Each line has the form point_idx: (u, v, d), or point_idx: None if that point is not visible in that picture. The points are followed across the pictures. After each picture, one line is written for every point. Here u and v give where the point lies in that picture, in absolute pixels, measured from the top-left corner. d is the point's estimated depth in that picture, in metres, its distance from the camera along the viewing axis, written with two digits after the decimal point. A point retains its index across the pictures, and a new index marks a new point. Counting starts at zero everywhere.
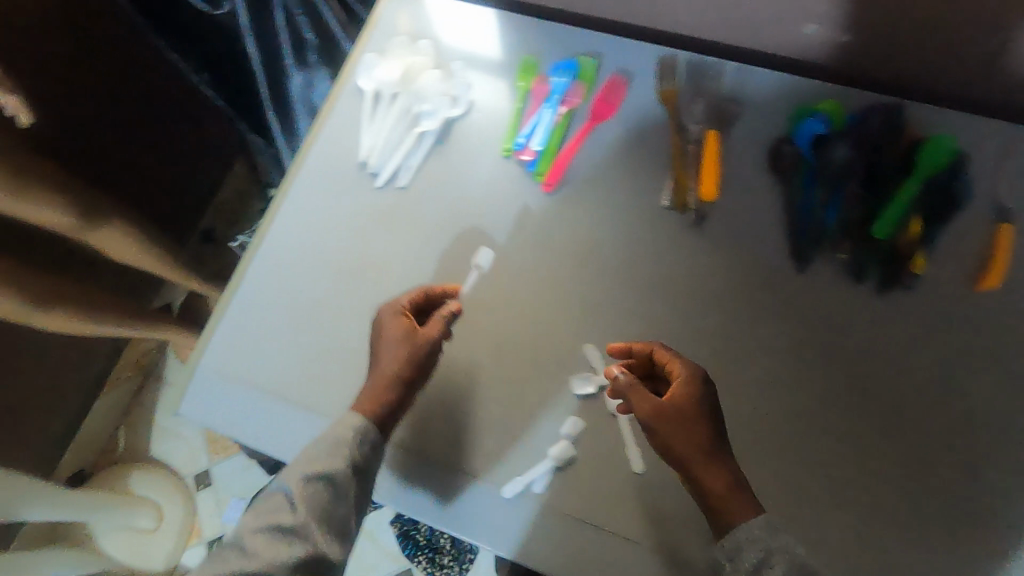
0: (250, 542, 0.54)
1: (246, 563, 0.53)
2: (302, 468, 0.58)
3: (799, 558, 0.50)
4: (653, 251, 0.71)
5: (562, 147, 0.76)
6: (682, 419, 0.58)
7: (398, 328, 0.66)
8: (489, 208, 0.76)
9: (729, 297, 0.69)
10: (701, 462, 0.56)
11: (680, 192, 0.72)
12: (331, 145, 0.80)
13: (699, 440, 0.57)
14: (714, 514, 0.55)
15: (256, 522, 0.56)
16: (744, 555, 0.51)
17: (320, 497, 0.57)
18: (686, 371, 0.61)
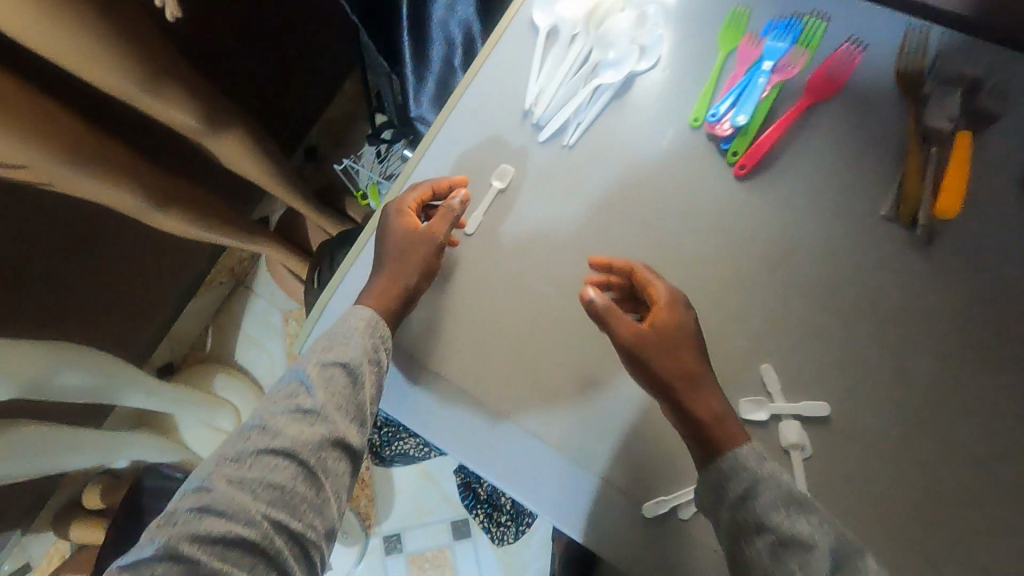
0: (272, 421, 0.53)
1: (269, 441, 0.52)
2: (319, 352, 0.57)
3: (788, 486, 0.50)
4: (862, 269, 0.60)
5: (765, 126, 0.64)
6: (666, 342, 0.57)
7: (402, 227, 0.63)
8: (667, 184, 0.66)
9: (948, 339, 0.57)
10: (687, 389, 0.56)
11: (909, 203, 0.59)
12: (493, 85, 0.71)
13: (679, 364, 0.56)
14: (701, 442, 0.55)
15: (276, 403, 0.55)
16: (752, 498, 0.50)
17: (336, 380, 0.56)
18: (667, 294, 0.58)
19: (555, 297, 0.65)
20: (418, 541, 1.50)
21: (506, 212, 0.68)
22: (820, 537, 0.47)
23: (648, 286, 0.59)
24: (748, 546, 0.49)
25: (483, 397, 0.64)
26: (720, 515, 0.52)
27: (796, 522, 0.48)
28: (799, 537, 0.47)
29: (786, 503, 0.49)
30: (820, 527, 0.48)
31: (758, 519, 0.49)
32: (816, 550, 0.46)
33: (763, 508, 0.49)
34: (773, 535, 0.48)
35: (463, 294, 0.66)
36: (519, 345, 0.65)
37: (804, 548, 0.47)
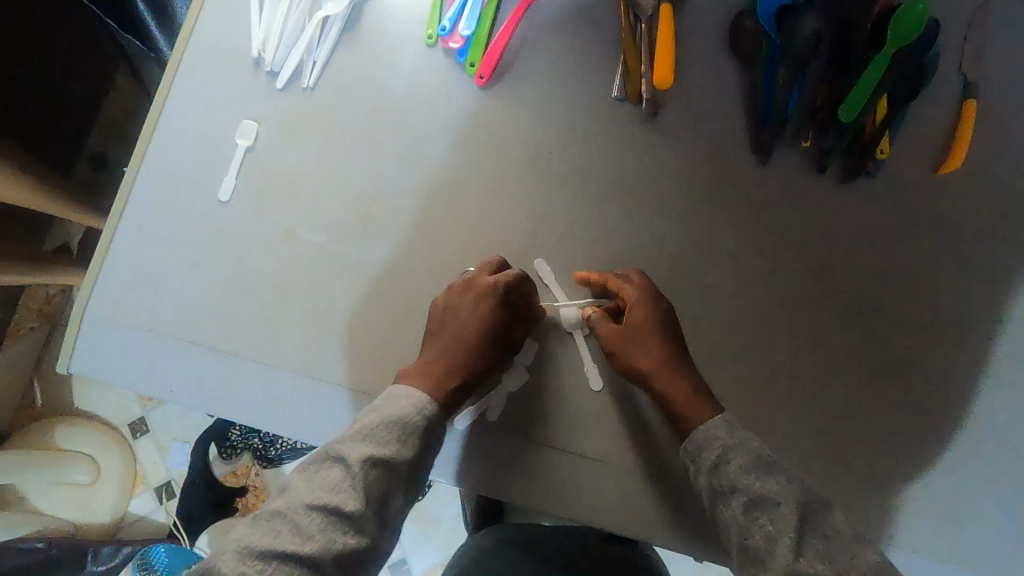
0: (302, 519, 0.46)
1: (299, 547, 0.45)
2: (361, 441, 0.50)
3: (760, 451, 0.51)
4: (609, 153, 0.64)
5: (494, 31, 0.65)
6: (638, 334, 0.58)
7: (464, 312, 0.59)
8: (418, 108, 0.65)
9: (689, 198, 0.64)
10: (662, 372, 0.57)
11: (631, 82, 0.63)
12: (217, 39, 0.66)
13: (660, 348, 0.58)
14: (675, 418, 0.56)
15: (310, 496, 0.47)
16: (703, 455, 0.52)
17: (378, 483, 0.48)
18: (637, 291, 0.59)
19: (331, 245, 0.63)
20: None
21: (259, 169, 0.64)
22: (787, 495, 0.48)
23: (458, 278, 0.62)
24: (722, 506, 0.50)
25: (280, 364, 0.62)
26: (698, 480, 0.53)
27: (765, 482, 0.49)
28: (766, 495, 0.48)
29: (756, 466, 0.50)
30: (787, 486, 0.48)
31: (731, 483, 0.50)
32: (783, 507, 0.47)
33: (733, 473, 0.50)
34: (744, 495, 0.49)
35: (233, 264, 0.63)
36: (304, 303, 0.63)
37: (773, 505, 0.47)
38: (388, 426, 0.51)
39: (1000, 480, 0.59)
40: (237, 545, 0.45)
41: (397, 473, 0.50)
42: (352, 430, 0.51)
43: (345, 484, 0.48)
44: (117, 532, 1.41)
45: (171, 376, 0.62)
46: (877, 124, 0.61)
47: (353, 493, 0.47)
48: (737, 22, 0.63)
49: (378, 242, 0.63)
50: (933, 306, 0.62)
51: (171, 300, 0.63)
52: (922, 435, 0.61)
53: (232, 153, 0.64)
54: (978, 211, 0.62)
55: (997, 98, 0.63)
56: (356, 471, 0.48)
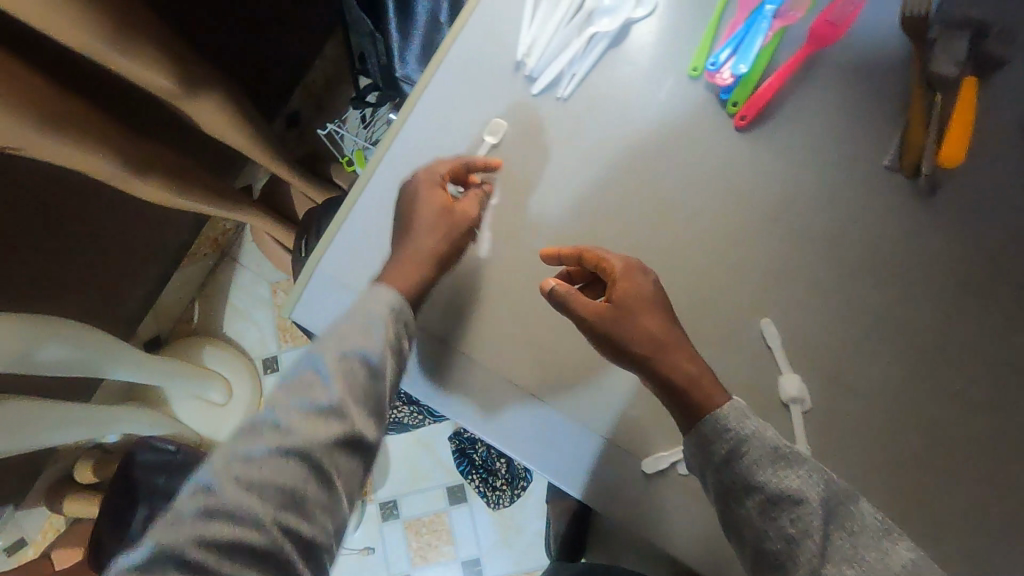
0: (248, 469, 0.43)
1: (273, 474, 0.43)
2: (337, 345, 0.49)
3: (773, 442, 0.49)
4: (861, 223, 0.60)
5: (766, 75, 0.62)
6: (633, 313, 0.54)
7: (585, 310, 0.54)
8: (665, 138, 0.64)
9: (943, 292, 0.58)
10: (658, 356, 0.53)
11: (911, 155, 0.58)
12: (485, 35, 0.68)
13: (636, 331, 0.53)
14: (685, 411, 0.52)
15: (270, 443, 0.44)
16: (718, 444, 0.50)
17: (357, 376, 0.48)
18: (615, 263, 0.56)
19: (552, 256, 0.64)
20: (414, 506, 1.51)
21: (497, 168, 0.66)
22: (810, 490, 0.47)
23: (600, 261, 0.57)
24: (738, 507, 0.48)
25: (480, 360, 0.63)
26: (708, 473, 0.50)
27: (786, 478, 0.47)
28: (789, 493, 0.47)
29: (774, 461, 0.48)
30: (811, 481, 0.47)
31: (748, 480, 0.48)
32: (805, 507, 0.46)
33: (751, 467, 0.48)
34: (763, 495, 0.47)
35: (456, 254, 0.65)
36: (515, 307, 0.64)
37: (795, 504, 0.46)
38: (355, 324, 0.50)
39: None
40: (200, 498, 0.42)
41: (376, 367, 0.50)
42: (296, 368, 0.48)
43: (318, 383, 0.47)
44: None
45: None
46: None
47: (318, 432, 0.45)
48: None
49: None
50: None
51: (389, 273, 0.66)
52: None
53: (478, 147, 0.66)
54: None
55: None
56: (330, 410, 0.46)
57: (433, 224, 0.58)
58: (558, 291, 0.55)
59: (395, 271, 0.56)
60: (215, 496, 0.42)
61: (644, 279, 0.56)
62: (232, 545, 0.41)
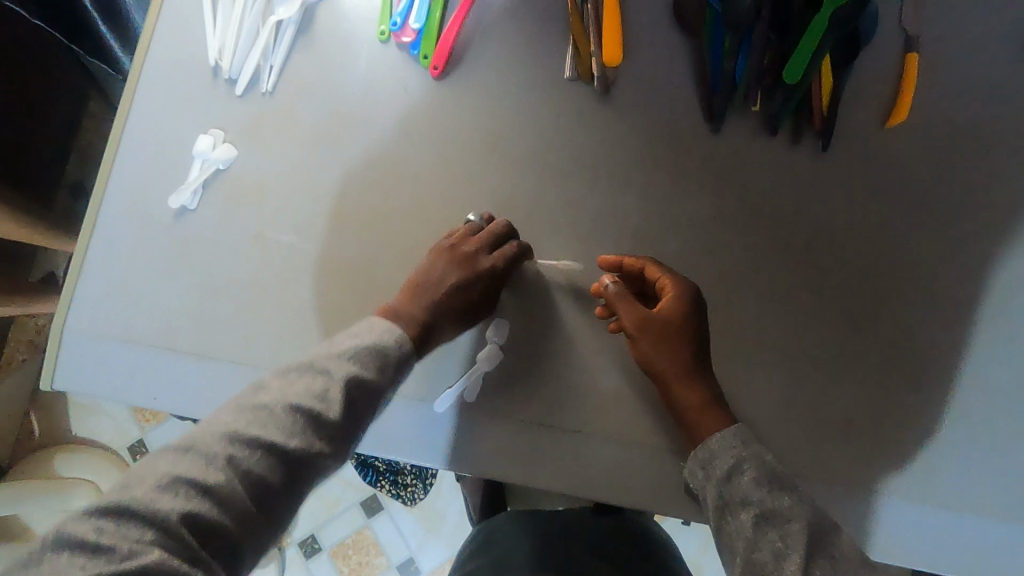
0: (275, 420, 0.44)
1: (268, 445, 0.43)
2: (370, 342, 0.51)
3: (772, 464, 0.53)
4: (565, 133, 0.66)
5: (445, 22, 0.66)
6: (665, 336, 0.59)
7: (631, 318, 0.60)
8: (376, 105, 0.66)
9: (647, 172, 0.65)
10: (680, 379, 0.59)
11: (581, 62, 0.65)
12: (177, 53, 0.67)
13: (682, 355, 0.59)
14: (688, 427, 0.59)
15: (292, 397, 0.45)
16: (716, 462, 0.54)
17: (356, 403, 0.47)
18: (678, 286, 0.60)
19: (303, 245, 0.64)
20: (334, 533, 1.49)
21: (226, 176, 0.65)
22: (798, 512, 0.49)
23: (659, 281, 0.61)
24: (731, 517, 0.51)
25: (258, 363, 0.63)
26: (709, 489, 0.54)
27: (778, 496, 0.50)
28: (777, 510, 0.49)
29: (771, 481, 0.51)
30: (800, 504, 0.50)
31: (743, 494, 0.51)
32: (792, 523, 0.48)
33: (745, 486, 0.52)
34: (754, 509, 0.50)
35: (207, 269, 0.64)
36: (282, 303, 0.64)
37: (782, 521, 0.49)
38: (365, 341, 0.51)
39: (958, 423, 0.62)
40: (218, 432, 0.43)
41: (372, 391, 0.49)
42: (333, 348, 0.50)
43: (321, 395, 0.46)
44: None
45: (155, 382, 0.63)
46: (826, 111, 0.64)
47: (329, 403, 0.46)
48: None
49: (347, 236, 0.65)
50: (885, 256, 0.64)
51: (139, 312, 0.63)
52: (895, 384, 0.63)
53: (198, 162, 0.65)
54: (918, 162, 0.65)
55: (932, 55, 0.65)
56: (340, 381, 0.47)
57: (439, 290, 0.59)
58: (615, 290, 0.61)
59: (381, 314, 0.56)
60: (234, 430, 0.43)
61: (696, 309, 0.60)
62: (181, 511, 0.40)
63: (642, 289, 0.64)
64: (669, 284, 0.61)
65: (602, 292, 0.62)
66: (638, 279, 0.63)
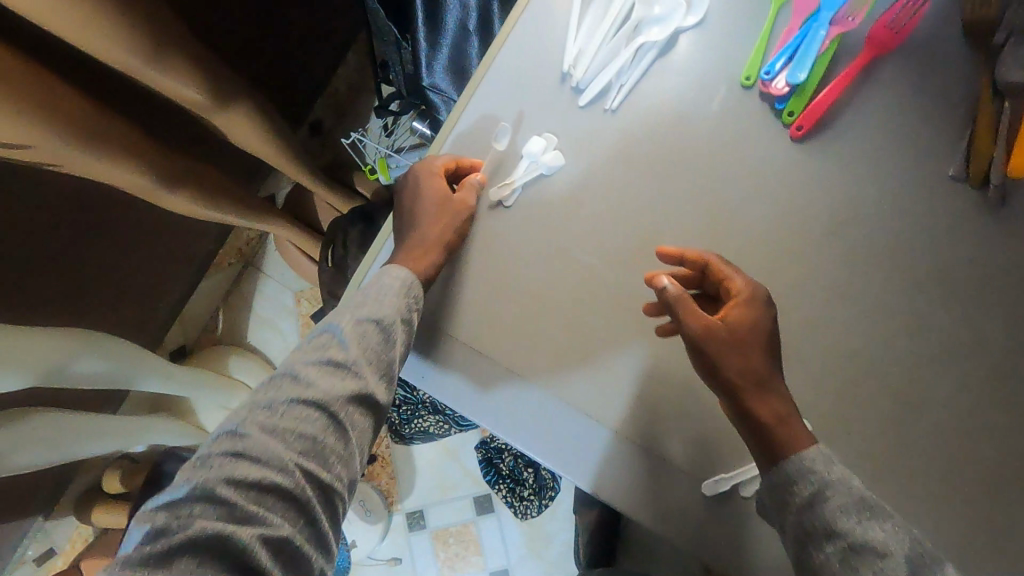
0: (303, 370, 0.50)
1: (302, 391, 0.49)
2: (352, 311, 0.54)
3: (860, 491, 0.48)
4: (924, 235, 0.58)
5: (823, 83, 0.60)
6: (737, 342, 0.54)
7: (698, 326, 0.54)
8: (718, 152, 0.62)
9: (1005, 306, 0.57)
10: (752, 391, 0.53)
11: (979, 163, 0.56)
12: (532, 48, 0.67)
13: (753, 367, 0.54)
14: (763, 447, 0.52)
15: (311, 355, 0.51)
16: (797, 490, 0.50)
17: (371, 336, 0.53)
18: (747, 288, 0.55)
19: (602, 271, 0.62)
20: (441, 517, 1.49)
21: (546, 182, 0.64)
22: (896, 543, 0.45)
23: (725, 279, 0.56)
24: (816, 552, 0.47)
25: (526, 374, 0.62)
26: (785, 519, 0.50)
27: (870, 529, 0.46)
28: (872, 544, 0.45)
29: (858, 509, 0.47)
30: (894, 533, 0.46)
31: (828, 524, 0.47)
32: (889, 559, 0.45)
33: (832, 512, 0.47)
34: (843, 541, 0.46)
35: (503, 268, 0.63)
36: (566, 324, 0.62)
37: (877, 556, 0.45)
38: (377, 295, 0.56)
39: None
40: (250, 421, 0.47)
41: (391, 332, 0.54)
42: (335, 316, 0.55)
43: (335, 341, 0.52)
44: None
45: (423, 361, 0.63)
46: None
47: (347, 343, 0.52)
48: None
49: (650, 277, 0.62)
50: None
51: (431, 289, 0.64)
52: None
53: (526, 163, 0.64)
54: None
55: None
56: (354, 336, 0.52)
57: (439, 219, 0.62)
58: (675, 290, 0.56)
59: (405, 257, 0.60)
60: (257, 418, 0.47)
61: (760, 314, 0.55)
62: (253, 485, 0.44)
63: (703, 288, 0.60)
64: (733, 286, 0.56)
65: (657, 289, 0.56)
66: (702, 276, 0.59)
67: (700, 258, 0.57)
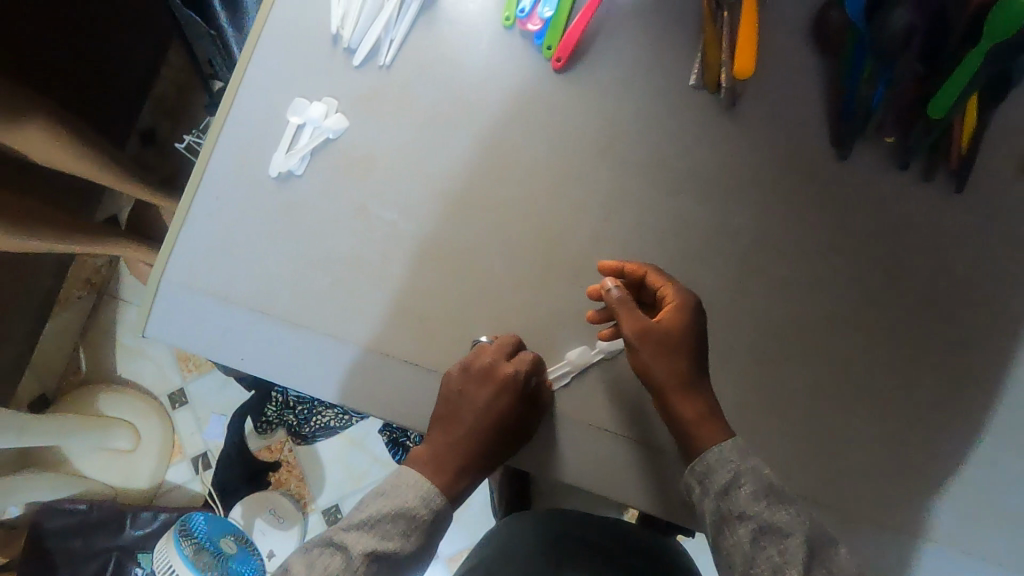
0: (341, 540, 0.53)
1: (333, 559, 0.51)
2: (396, 484, 0.56)
3: (769, 478, 0.53)
4: (683, 140, 0.64)
5: (573, 12, 0.64)
6: (668, 344, 0.57)
7: (632, 327, 0.58)
8: (493, 92, 0.65)
9: (761, 190, 0.63)
10: (677, 389, 0.57)
11: (711, 71, 0.63)
12: (298, 13, 0.66)
13: (680, 367, 0.57)
14: (681, 439, 0.57)
15: (346, 527, 0.54)
16: (714, 476, 0.54)
17: (399, 511, 0.54)
18: (679, 296, 0.59)
19: (404, 224, 0.64)
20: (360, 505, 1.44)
21: (334, 146, 0.65)
22: (796, 527, 0.50)
23: (661, 289, 0.59)
24: (729, 532, 0.52)
25: (345, 337, 0.63)
26: (704, 505, 0.54)
27: (777, 512, 0.51)
28: (777, 526, 0.50)
29: (767, 494, 0.52)
30: (797, 517, 0.51)
31: (740, 509, 0.52)
32: (792, 539, 0.50)
33: (744, 499, 0.52)
34: (754, 523, 0.51)
35: (306, 239, 0.64)
36: (379, 279, 0.63)
37: (781, 536, 0.50)
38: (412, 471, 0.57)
39: None
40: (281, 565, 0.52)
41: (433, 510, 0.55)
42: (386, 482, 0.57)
43: (371, 513, 0.54)
44: (154, 499, 1.44)
45: (244, 345, 0.63)
46: (964, 150, 0.60)
47: (385, 517, 0.53)
48: (822, 15, 0.62)
49: (451, 222, 0.64)
50: (1003, 308, 0.61)
51: (237, 270, 0.64)
52: (993, 445, 0.60)
53: (309, 131, 0.64)
54: None
55: None
56: (393, 504, 0.54)
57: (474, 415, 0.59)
58: (618, 295, 0.58)
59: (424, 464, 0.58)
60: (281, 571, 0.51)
61: (696, 321, 0.58)
62: None
63: (642, 297, 0.62)
64: (670, 295, 0.59)
65: (604, 296, 0.60)
66: (640, 286, 0.62)
67: (639, 271, 0.60)
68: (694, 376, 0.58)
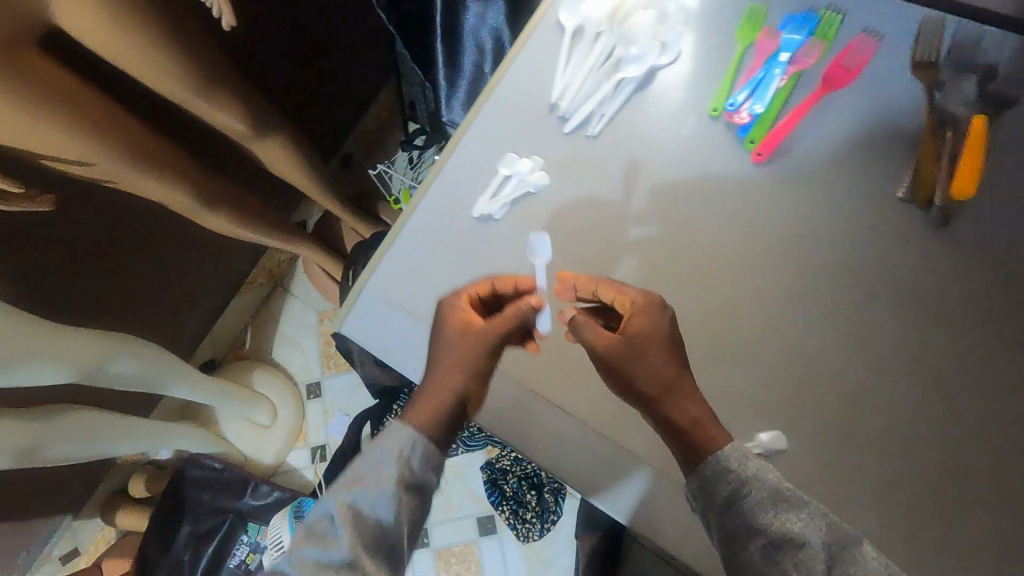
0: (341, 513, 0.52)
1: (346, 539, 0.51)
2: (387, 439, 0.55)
3: (774, 483, 0.51)
4: (874, 252, 0.64)
5: (782, 114, 0.67)
6: (638, 347, 0.60)
7: (594, 333, 0.61)
8: (688, 174, 0.69)
9: (950, 318, 0.62)
10: (663, 396, 0.59)
11: (923, 187, 0.63)
12: (525, 81, 0.75)
13: (658, 370, 0.59)
14: (686, 448, 0.56)
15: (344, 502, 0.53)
16: (717, 487, 0.52)
17: (399, 471, 0.53)
18: (641, 297, 0.63)
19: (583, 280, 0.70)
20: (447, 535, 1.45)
21: (533, 198, 0.72)
22: (812, 532, 0.49)
23: (619, 296, 0.64)
24: (742, 550, 0.50)
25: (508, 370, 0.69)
26: (711, 520, 0.52)
27: (787, 521, 0.49)
28: (791, 536, 0.49)
29: (774, 502, 0.50)
30: (812, 522, 0.49)
31: (749, 522, 0.50)
32: (810, 551, 0.48)
33: (752, 509, 0.50)
34: (764, 538, 0.49)
35: (492, 275, 0.71)
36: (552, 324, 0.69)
37: (798, 547, 0.48)
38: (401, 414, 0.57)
39: None
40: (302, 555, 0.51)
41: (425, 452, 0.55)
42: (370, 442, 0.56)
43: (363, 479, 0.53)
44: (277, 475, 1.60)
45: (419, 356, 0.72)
46: None
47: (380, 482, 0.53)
48: None
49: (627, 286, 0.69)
50: None
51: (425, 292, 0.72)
52: None
53: (514, 183, 0.72)
54: None
55: None
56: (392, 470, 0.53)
57: (459, 348, 0.60)
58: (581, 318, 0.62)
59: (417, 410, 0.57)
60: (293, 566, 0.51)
61: (659, 321, 0.62)
62: None
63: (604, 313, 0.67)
64: (637, 296, 0.63)
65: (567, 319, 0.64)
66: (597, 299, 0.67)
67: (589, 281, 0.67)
68: (670, 382, 0.59)
